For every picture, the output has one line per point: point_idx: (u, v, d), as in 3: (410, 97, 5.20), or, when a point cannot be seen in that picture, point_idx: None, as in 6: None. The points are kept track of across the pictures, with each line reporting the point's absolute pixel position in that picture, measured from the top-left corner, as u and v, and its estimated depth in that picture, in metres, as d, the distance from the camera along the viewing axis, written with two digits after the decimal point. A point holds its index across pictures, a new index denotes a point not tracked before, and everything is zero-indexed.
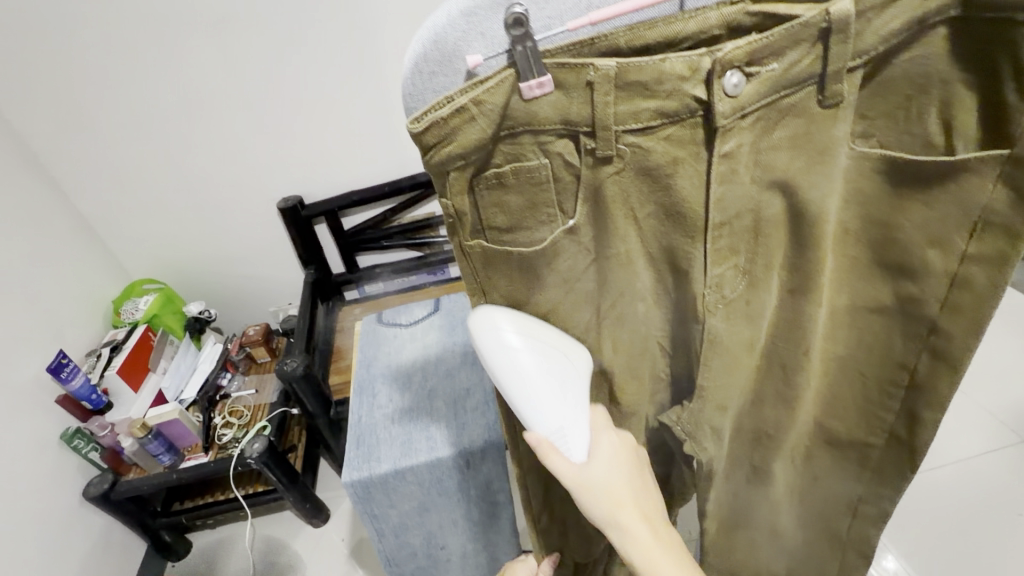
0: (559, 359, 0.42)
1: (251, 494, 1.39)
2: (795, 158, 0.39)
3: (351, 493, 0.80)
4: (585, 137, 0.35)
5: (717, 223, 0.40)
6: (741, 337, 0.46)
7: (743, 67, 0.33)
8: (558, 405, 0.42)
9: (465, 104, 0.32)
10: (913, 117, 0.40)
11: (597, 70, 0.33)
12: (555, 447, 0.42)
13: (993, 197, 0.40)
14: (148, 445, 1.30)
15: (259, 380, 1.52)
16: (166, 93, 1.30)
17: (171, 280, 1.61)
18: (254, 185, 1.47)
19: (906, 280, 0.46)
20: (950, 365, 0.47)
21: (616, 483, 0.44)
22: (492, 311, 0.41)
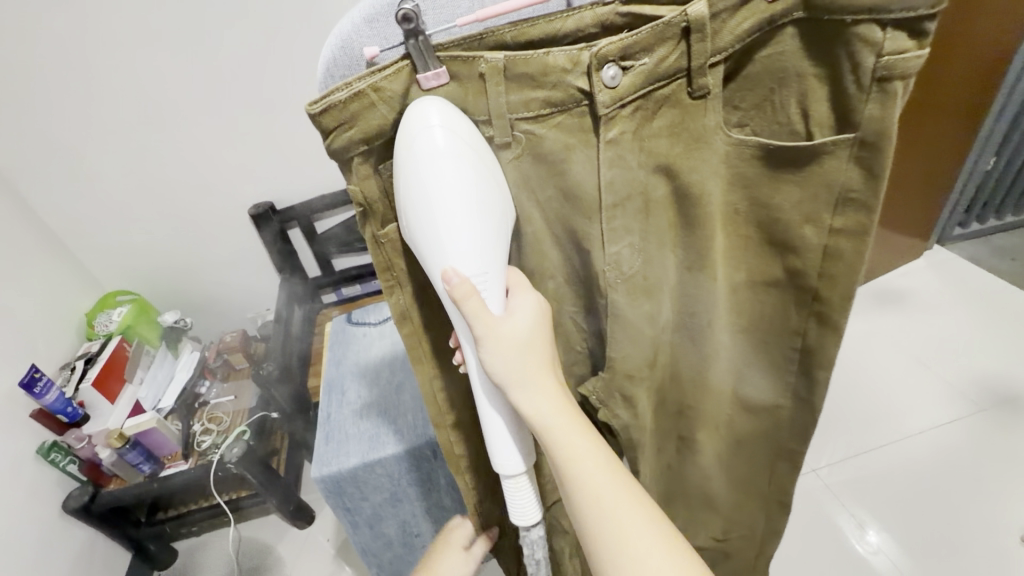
0: (492, 196, 0.41)
1: (234, 499, 1.42)
2: (674, 144, 0.44)
3: (322, 489, 0.83)
4: (483, 124, 0.42)
5: (610, 204, 0.45)
6: (642, 312, 0.50)
7: (618, 62, 0.39)
8: (479, 244, 0.41)
9: (364, 91, 0.38)
10: (777, 107, 0.45)
11: (486, 62, 0.38)
12: (474, 290, 0.41)
13: (850, 177, 0.45)
14: (127, 454, 1.30)
15: (237, 387, 1.52)
16: (128, 103, 1.30)
17: (145, 291, 1.61)
18: (225, 192, 1.48)
19: (790, 254, 0.50)
20: (833, 328, 0.52)
21: (535, 350, 0.45)
22: (424, 110, 0.38)
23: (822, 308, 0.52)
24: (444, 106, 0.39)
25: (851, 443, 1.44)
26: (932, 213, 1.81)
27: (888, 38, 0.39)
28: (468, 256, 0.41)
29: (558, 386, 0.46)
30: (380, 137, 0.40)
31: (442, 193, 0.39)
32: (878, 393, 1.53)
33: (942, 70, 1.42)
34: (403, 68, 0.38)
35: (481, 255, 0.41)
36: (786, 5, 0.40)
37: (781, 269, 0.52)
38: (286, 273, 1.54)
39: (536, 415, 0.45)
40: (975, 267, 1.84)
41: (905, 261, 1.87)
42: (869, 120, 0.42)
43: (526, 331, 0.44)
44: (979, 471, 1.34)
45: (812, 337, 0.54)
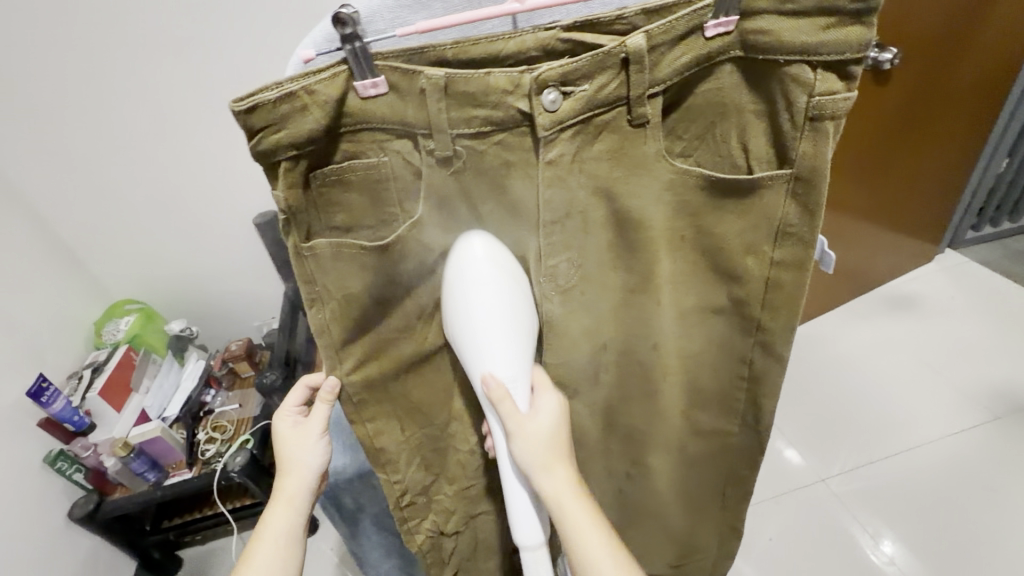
0: (521, 322, 0.56)
1: (237, 508, 1.42)
2: (614, 168, 0.53)
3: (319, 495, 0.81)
4: (422, 137, 0.50)
5: (548, 221, 0.54)
6: (580, 326, 0.60)
7: (558, 87, 0.47)
8: (509, 357, 0.55)
9: (297, 91, 0.45)
10: (718, 138, 0.56)
11: (428, 79, 0.46)
12: (507, 392, 0.54)
13: (787, 210, 0.56)
14: (132, 463, 1.31)
15: (242, 395, 1.52)
16: (133, 113, 1.31)
17: (152, 300, 1.63)
18: (231, 200, 1.49)
19: (734, 283, 0.62)
20: (774, 355, 0.64)
21: (556, 443, 0.57)
22: (472, 247, 0.54)
23: (763, 337, 0.64)
24: (490, 245, 0.55)
25: (861, 450, 1.41)
26: (942, 216, 1.77)
27: (818, 78, 0.48)
28: (501, 366, 0.55)
29: (573, 470, 0.58)
30: (308, 140, 0.48)
31: (484, 324, 0.54)
32: (889, 400, 1.50)
33: (955, 67, 1.38)
34: (340, 72, 0.45)
35: (512, 367, 0.55)
36: (725, 46, 0.50)
37: (725, 297, 0.64)
38: (290, 282, 1.55)
39: (555, 498, 0.56)
40: (986, 270, 1.81)
41: (915, 266, 1.84)
42: (805, 156, 0.52)
43: (547, 427, 0.56)
44: (994, 480, 1.31)
45: (757, 363, 0.67)
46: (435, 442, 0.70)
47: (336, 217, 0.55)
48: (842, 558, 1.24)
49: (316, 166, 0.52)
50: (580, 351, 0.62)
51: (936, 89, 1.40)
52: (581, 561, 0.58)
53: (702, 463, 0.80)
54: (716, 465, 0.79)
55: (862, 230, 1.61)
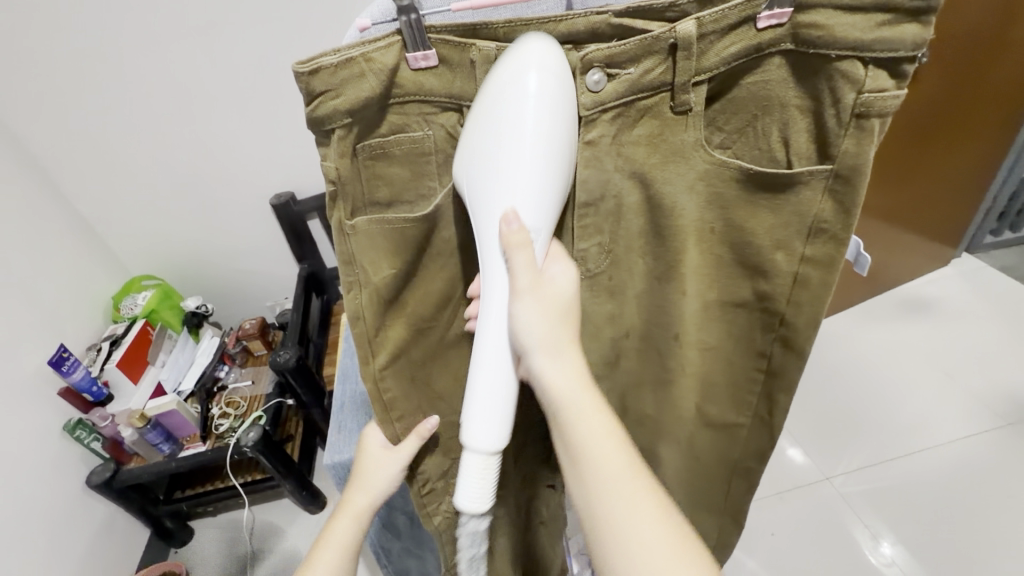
0: (566, 153, 0.48)
1: (249, 482, 1.44)
2: (651, 153, 0.51)
3: (332, 475, 0.82)
4: (467, 109, 0.51)
5: (583, 202, 0.53)
6: (606, 312, 0.61)
7: (603, 69, 0.47)
8: (538, 196, 0.47)
9: (356, 58, 0.45)
10: (759, 133, 0.52)
11: (478, 52, 0.47)
12: (529, 239, 0.47)
13: (822, 208, 0.52)
14: (148, 435, 1.34)
15: (255, 372, 1.56)
16: (153, 92, 1.32)
17: (169, 276, 1.65)
18: (246, 181, 1.50)
19: (760, 278, 0.57)
20: (794, 352, 0.60)
21: (562, 322, 0.51)
22: (530, 43, 0.46)
23: (786, 333, 0.59)
24: (547, 71, 0.46)
25: (869, 452, 1.41)
26: (961, 220, 1.74)
27: (868, 75, 0.45)
28: (530, 200, 0.47)
29: (578, 354, 0.52)
30: (362, 107, 0.48)
31: (529, 146, 0.45)
32: (897, 403, 1.50)
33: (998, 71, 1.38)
34: (394, 43, 0.46)
35: (540, 212, 0.48)
36: (774, 37, 0.47)
37: (750, 292, 0.59)
38: (304, 264, 1.59)
39: (555, 382, 0.50)
40: (1002, 276, 1.79)
41: (930, 270, 1.82)
42: (845, 154, 0.48)
43: (561, 301, 0.51)
44: (1010, 488, 1.29)
45: (775, 359, 0.62)
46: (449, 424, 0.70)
47: (378, 192, 0.54)
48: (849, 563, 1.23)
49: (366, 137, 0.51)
50: (603, 337, 0.63)
51: (973, 94, 1.40)
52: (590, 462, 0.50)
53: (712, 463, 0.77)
54: (714, 469, 0.75)
55: (881, 231, 1.59)
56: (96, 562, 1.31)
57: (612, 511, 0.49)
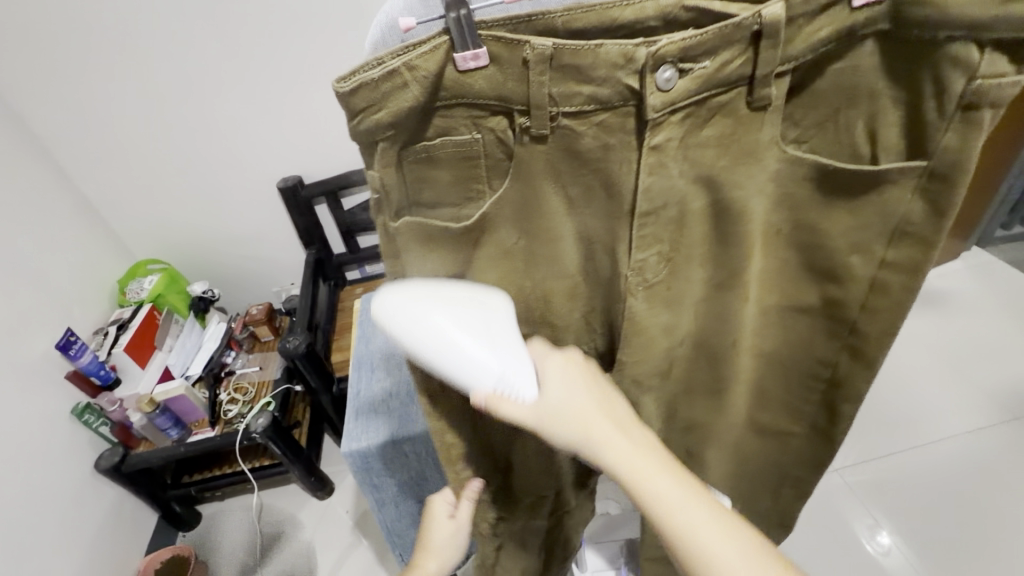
0: (475, 295, 0.42)
1: (257, 468, 1.44)
2: (721, 155, 0.41)
3: (349, 463, 0.82)
4: (519, 114, 0.38)
5: (643, 212, 0.42)
6: (661, 324, 0.48)
7: (675, 63, 0.36)
8: (483, 353, 0.40)
9: (397, 66, 0.34)
10: (841, 127, 0.43)
11: (532, 49, 0.35)
12: (503, 396, 0.41)
13: (910, 208, 0.45)
14: (156, 419, 1.34)
15: (262, 358, 1.55)
16: (159, 73, 1.28)
17: (174, 260, 1.64)
18: (254, 164, 1.47)
19: (831, 282, 0.51)
20: (865, 363, 0.55)
21: (582, 410, 0.44)
22: (388, 292, 0.41)
23: (855, 341, 0.54)
24: (427, 284, 0.41)
25: (878, 444, 1.41)
26: (975, 214, 1.73)
27: (984, 60, 0.37)
28: (478, 369, 0.40)
29: (620, 425, 0.44)
30: (406, 117, 0.36)
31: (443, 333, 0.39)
32: (905, 395, 1.50)
33: None
34: (440, 45, 0.34)
35: (491, 357, 0.40)
36: (872, 17, 0.38)
37: (818, 297, 0.53)
38: (312, 249, 1.58)
39: (609, 448, 0.43)
40: (1014, 270, 1.77)
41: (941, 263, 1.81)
42: (945, 152, 0.41)
43: (566, 406, 0.43)
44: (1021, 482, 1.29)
45: (841, 367, 0.57)
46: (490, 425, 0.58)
47: (424, 196, 0.42)
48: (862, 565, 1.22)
49: (412, 141, 0.39)
50: (659, 349, 0.50)
51: None
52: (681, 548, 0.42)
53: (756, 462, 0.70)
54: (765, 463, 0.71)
55: None
56: (105, 546, 1.31)
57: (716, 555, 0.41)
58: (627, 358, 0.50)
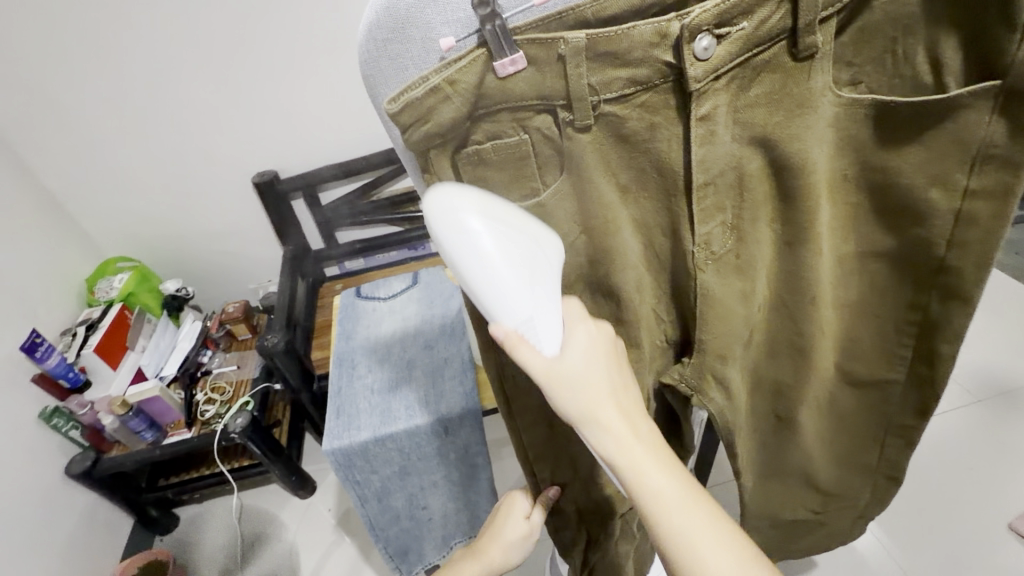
0: (529, 238, 0.37)
1: (237, 468, 1.41)
2: (772, 112, 0.40)
3: (331, 462, 0.81)
4: (561, 110, 0.38)
5: (700, 182, 0.42)
6: (736, 291, 0.48)
7: (711, 30, 0.35)
8: (516, 297, 0.37)
9: (440, 83, 0.33)
10: (900, 59, 0.41)
11: (566, 43, 0.34)
12: (524, 339, 0.39)
13: (991, 131, 0.41)
14: (130, 422, 1.29)
15: (240, 357, 1.51)
16: (121, 57, 1.24)
17: (145, 257, 1.59)
18: (228, 158, 1.44)
19: (912, 224, 0.47)
20: (961, 299, 0.50)
21: (595, 380, 0.41)
22: (447, 191, 0.35)
23: (948, 280, 0.49)
24: (486, 195, 0.36)
25: None
26: None
27: None
28: (510, 306, 0.37)
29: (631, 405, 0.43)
30: (455, 126, 0.35)
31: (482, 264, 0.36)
32: None
33: None
34: (476, 57, 0.34)
35: (528, 302, 0.38)
36: None
37: (896, 240, 0.49)
38: (289, 245, 1.55)
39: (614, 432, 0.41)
40: None
41: None
42: (1022, 64, 0.37)
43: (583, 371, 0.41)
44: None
45: (934, 311, 0.52)
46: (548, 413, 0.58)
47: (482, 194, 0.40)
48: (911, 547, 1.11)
49: (464, 142, 0.38)
50: (737, 319, 0.49)
51: None
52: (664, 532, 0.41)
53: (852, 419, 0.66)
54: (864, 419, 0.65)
55: None
56: (78, 552, 1.27)
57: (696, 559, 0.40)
58: (703, 332, 0.48)
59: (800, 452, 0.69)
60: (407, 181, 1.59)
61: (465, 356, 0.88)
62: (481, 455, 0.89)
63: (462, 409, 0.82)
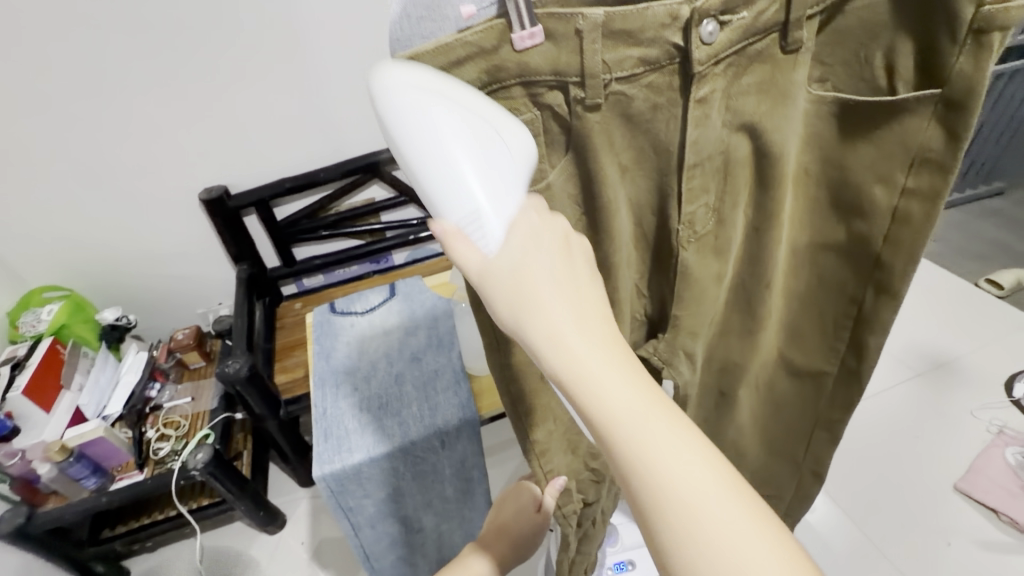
0: (470, 121, 0.32)
1: (197, 508, 1.29)
2: (761, 101, 0.37)
3: (322, 489, 0.76)
4: (574, 87, 0.34)
5: (690, 163, 0.38)
6: (712, 274, 0.45)
7: (717, 16, 0.32)
8: (458, 181, 0.32)
9: (451, 43, 0.32)
10: (863, 62, 0.38)
11: (585, 19, 0.31)
12: (464, 233, 0.32)
13: (928, 136, 0.38)
14: (70, 469, 1.16)
15: (194, 388, 1.40)
16: (45, 64, 1.14)
17: (77, 285, 1.45)
18: (169, 173, 1.33)
19: (856, 217, 0.45)
20: (890, 295, 0.47)
21: (536, 274, 0.33)
22: (388, 69, 0.31)
23: (882, 276, 0.46)
24: (439, 74, 0.32)
25: None
26: None
27: None
28: (456, 195, 0.32)
29: (586, 309, 0.33)
30: None
31: (415, 131, 0.31)
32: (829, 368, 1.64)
33: None
34: (495, 25, 0.31)
35: (470, 187, 0.32)
36: None
37: (843, 233, 0.46)
38: (243, 265, 1.46)
39: (555, 330, 0.32)
40: None
41: None
42: (958, 77, 0.35)
43: (515, 259, 0.33)
44: (971, 403, 1.32)
45: (867, 305, 0.49)
46: (537, 405, 0.57)
47: None
48: (865, 513, 1.19)
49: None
50: (710, 299, 0.47)
51: None
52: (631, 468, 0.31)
53: (788, 408, 0.64)
54: (798, 412, 0.64)
55: None
56: None
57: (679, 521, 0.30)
58: (678, 312, 0.46)
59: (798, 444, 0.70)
60: (368, 193, 1.54)
61: (456, 366, 0.86)
62: (477, 467, 0.86)
63: (460, 420, 0.80)
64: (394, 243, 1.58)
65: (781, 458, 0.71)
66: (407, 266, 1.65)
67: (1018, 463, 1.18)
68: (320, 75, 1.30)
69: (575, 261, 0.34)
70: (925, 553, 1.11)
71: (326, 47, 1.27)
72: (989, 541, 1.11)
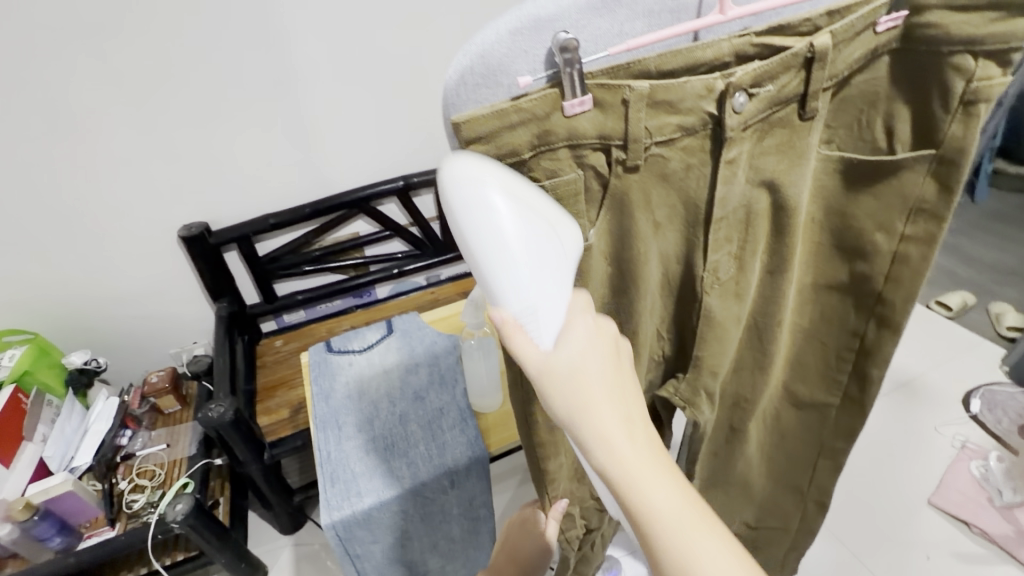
0: (534, 224, 0.34)
1: (173, 564, 1.22)
2: (780, 161, 0.42)
3: (331, 536, 0.76)
4: (617, 149, 0.37)
5: (717, 217, 0.42)
6: (732, 315, 0.48)
7: (747, 89, 0.36)
8: (520, 284, 0.34)
9: (507, 109, 0.33)
10: (865, 125, 0.44)
11: (632, 89, 0.34)
12: (521, 326, 0.36)
13: (925, 190, 0.45)
14: (34, 529, 1.08)
15: (169, 434, 1.33)
16: (18, 101, 1.09)
17: (40, 328, 1.37)
18: (147, 210, 1.29)
19: (858, 259, 0.50)
20: (891, 328, 0.53)
21: (571, 350, 0.37)
22: (467, 161, 0.33)
23: (883, 312, 0.52)
24: (508, 175, 0.34)
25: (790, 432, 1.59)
26: None
27: (980, 66, 0.38)
28: (515, 291, 0.35)
29: (610, 374, 0.38)
30: (513, 159, 0.36)
31: (484, 233, 0.33)
32: None
33: None
34: (548, 94, 0.34)
35: (529, 287, 0.35)
36: (886, 39, 0.40)
37: (847, 274, 0.52)
38: (223, 302, 1.42)
39: (607, 438, 0.37)
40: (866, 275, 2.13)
41: None
42: (952, 139, 0.41)
43: (572, 363, 0.37)
44: (936, 420, 1.41)
45: (870, 339, 0.55)
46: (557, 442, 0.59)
47: None
48: (849, 531, 1.23)
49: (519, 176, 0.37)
50: (729, 338, 0.50)
51: None
52: (636, 507, 0.37)
53: (793, 438, 0.70)
54: (803, 442, 0.69)
55: None
56: None
57: (674, 554, 0.37)
58: (701, 352, 0.49)
59: (803, 469, 0.73)
60: (353, 227, 1.53)
61: (462, 404, 0.87)
62: (485, 506, 0.87)
63: (469, 459, 0.82)
64: (379, 276, 1.57)
65: (786, 487, 0.77)
66: (391, 299, 1.65)
67: (981, 475, 1.26)
68: (307, 111, 1.30)
69: (603, 336, 0.39)
70: (907, 567, 1.16)
71: (313, 85, 1.27)
72: (963, 552, 1.16)
